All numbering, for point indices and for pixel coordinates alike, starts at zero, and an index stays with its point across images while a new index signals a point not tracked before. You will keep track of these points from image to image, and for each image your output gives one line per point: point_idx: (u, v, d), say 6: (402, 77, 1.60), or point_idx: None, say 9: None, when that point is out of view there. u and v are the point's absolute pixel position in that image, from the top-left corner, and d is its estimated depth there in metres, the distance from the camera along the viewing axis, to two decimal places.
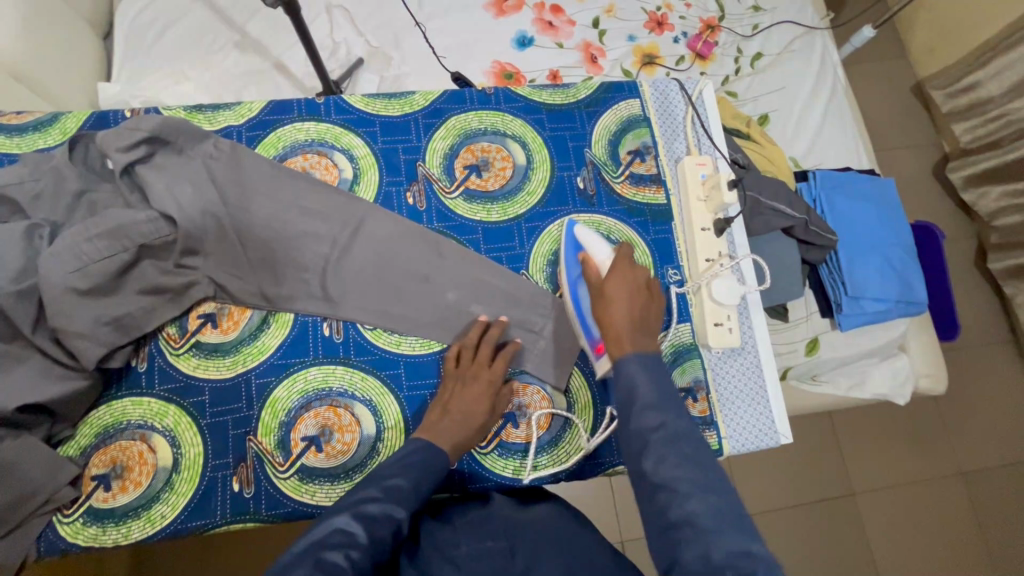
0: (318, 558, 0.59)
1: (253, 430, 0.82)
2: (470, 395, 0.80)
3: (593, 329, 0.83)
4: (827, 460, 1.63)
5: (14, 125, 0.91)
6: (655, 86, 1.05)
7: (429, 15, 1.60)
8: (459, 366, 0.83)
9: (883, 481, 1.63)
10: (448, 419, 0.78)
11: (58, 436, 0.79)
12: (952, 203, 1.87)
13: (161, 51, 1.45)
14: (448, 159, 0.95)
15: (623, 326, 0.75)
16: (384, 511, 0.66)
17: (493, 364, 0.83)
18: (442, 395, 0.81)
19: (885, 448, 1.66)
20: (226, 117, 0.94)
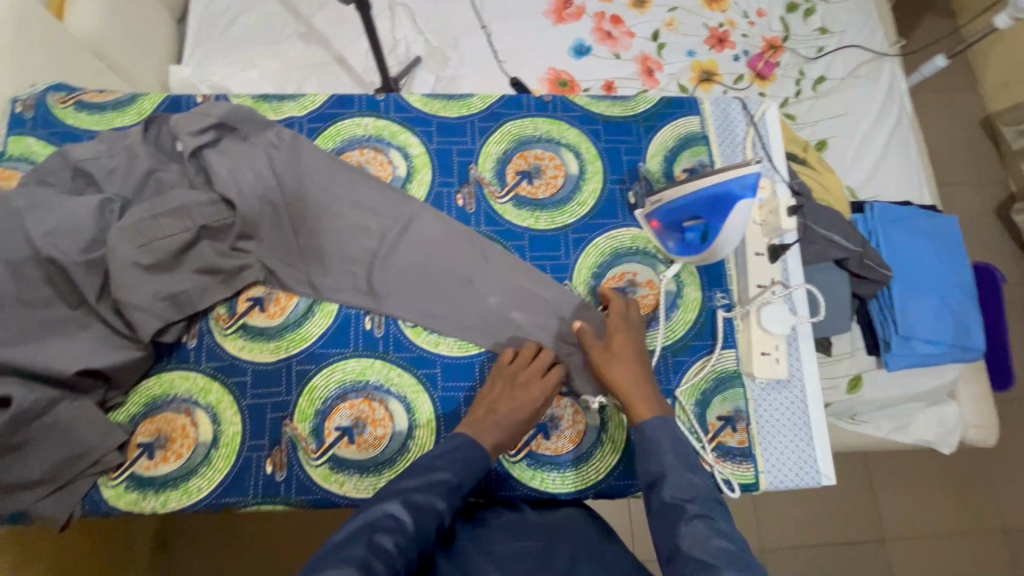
0: (371, 540, 0.62)
1: (289, 415, 0.84)
2: (520, 399, 0.79)
3: (662, 219, 0.87)
4: (859, 502, 1.56)
5: (95, 102, 0.96)
6: (716, 103, 1.02)
7: (491, 18, 1.61)
8: (513, 366, 0.82)
9: (918, 533, 1.55)
10: (498, 420, 0.77)
11: (110, 402, 0.82)
12: (1017, 247, 1.77)
13: (231, 39, 1.51)
14: (500, 164, 0.95)
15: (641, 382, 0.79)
16: (429, 502, 0.68)
17: (545, 376, 0.82)
18: (489, 393, 0.80)
19: (924, 498, 1.58)
20: (290, 107, 0.96)
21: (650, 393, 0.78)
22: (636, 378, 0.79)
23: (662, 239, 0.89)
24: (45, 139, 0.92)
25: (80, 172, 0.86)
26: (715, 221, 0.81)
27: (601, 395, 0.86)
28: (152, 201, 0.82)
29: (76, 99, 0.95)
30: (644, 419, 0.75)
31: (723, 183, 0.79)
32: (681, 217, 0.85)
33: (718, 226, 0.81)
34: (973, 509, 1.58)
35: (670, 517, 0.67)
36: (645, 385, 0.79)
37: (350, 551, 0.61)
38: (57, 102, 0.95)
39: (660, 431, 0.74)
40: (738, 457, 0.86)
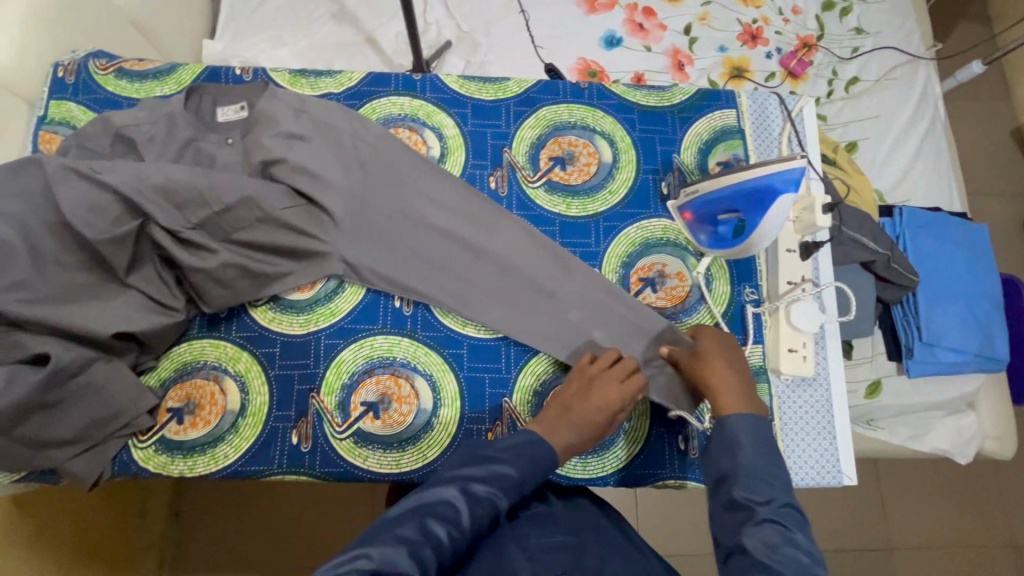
0: (423, 524, 0.59)
1: (316, 388, 0.85)
2: (598, 401, 0.78)
3: (695, 211, 0.88)
4: (870, 509, 1.55)
5: (135, 71, 0.96)
6: (754, 97, 1.01)
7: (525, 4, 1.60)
8: (591, 370, 0.81)
9: (928, 542, 1.55)
10: (574, 419, 0.76)
11: (143, 365, 0.83)
12: None
13: (263, 16, 1.51)
14: (534, 149, 0.95)
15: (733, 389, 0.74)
16: (489, 496, 0.64)
17: (624, 380, 0.80)
18: (564, 395, 0.80)
19: (935, 507, 1.57)
20: (327, 83, 0.97)
21: (741, 389, 0.74)
22: (727, 374, 0.76)
23: (697, 231, 0.89)
24: (86, 104, 0.93)
25: (121, 139, 0.88)
26: (752, 215, 0.80)
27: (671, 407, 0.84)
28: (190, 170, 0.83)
29: (117, 66, 0.96)
30: (730, 412, 0.71)
31: (765, 177, 0.78)
32: (719, 209, 0.84)
33: (755, 223, 0.80)
34: (985, 521, 1.57)
35: (721, 512, 0.64)
36: (733, 383, 0.74)
37: (402, 531, 0.58)
38: (98, 68, 0.95)
39: (740, 427, 0.69)
40: None
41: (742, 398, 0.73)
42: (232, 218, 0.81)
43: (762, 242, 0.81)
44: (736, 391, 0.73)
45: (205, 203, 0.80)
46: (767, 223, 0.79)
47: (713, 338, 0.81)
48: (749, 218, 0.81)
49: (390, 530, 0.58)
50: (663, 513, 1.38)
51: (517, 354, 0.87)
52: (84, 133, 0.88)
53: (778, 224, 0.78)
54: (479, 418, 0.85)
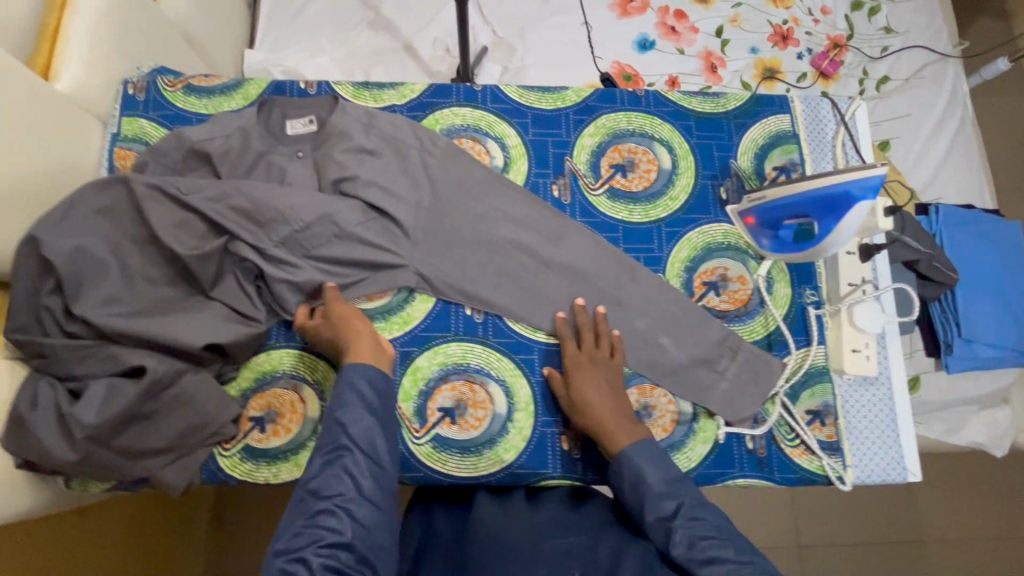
0: (282, 542, 0.61)
1: (394, 394, 0.87)
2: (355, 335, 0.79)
3: (761, 219, 0.89)
4: (900, 512, 1.57)
5: (202, 86, 0.98)
6: (807, 102, 1.02)
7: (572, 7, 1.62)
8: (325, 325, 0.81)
9: (957, 543, 1.56)
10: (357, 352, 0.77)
11: (225, 375, 0.86)
12: None
13: (302, 25, 1.53)
14: (595, 157, 0.97)
15: (610, 418, 0.80)
16: (321, 468, 0.67)
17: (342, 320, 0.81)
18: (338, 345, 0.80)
19: (964, 508, 1.58)
20: (390, 95, 0.98)
21: (615, 414, 0.80)
22: (608, 406, 0.81)
23: (762, 234, 0.90)
24: (157, 121, 0.95)
25: (195, 153, 0.90)
26: (825, 221, 0.81)
27: (692, 416, 0.88)
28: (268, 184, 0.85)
29: (185, 82, 0.98)
30: (621, 446, 0.78)
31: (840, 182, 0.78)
32: (789, 214, 0.85)
33: (829, 228, 0.81)
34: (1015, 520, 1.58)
35: None
36: (615, 417, 0.80)
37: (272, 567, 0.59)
38: (167, 85, 0.97)
39: (632, 457, 0.77)
40: (826, 451, 0.88)
41: (629, 426, 0.80)
42: (310, 235, 0.85)
43: (832, 246, 0.82)
44: (621, 421, 0.80)
45: (287, 221, 0.84)
46: (840, 227, 0.80)
47: (586, 370, 0.84)
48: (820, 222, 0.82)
49: (273, 563, 0.59)
50: None
51: None
52: (157, 148, 0.90)
53: (853, 229, 0.80)
54: (553, 420, 0.87)
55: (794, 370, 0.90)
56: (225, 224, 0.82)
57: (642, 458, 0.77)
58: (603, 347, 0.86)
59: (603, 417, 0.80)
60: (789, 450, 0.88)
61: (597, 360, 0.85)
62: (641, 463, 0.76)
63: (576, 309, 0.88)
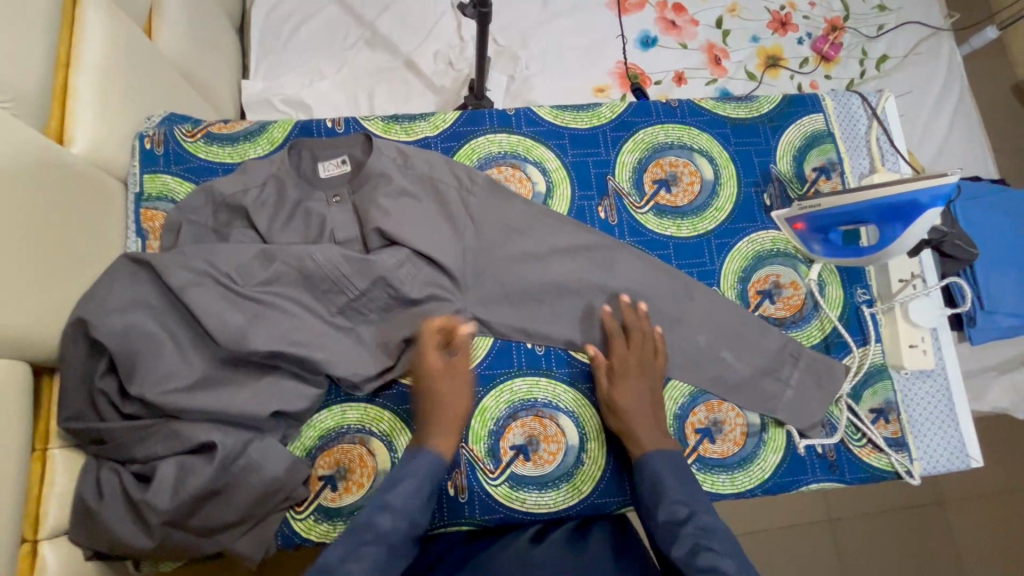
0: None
1: (464, 438, 0.85)
2: (430, 395, 0.80)
3: (815, 228, 0.90)
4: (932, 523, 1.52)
5: (224, 133, 0.93)
6: (838, 99, 1.03)
7: (571, 7, 1.59)
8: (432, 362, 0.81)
9: (995, 546, 1.51)
10: (439, 419, 0.79)
11: (289, 437, 0.83)
12: None
13: (297, 47, 1.46)
14: (637, 174, 0.95)
15: (648, 423, 0.81)
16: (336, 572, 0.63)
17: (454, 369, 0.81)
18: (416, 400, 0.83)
19: (998, 508, 1.54)
20: (422, 127, 0.95)
21: (653, 422, 0.81)
22: (647, 413, 0.81)
23: (808, 229, 0.91)
24: (180, 174, 0.91)
25: (229, 207, 0.87)
26: (888, 229, 0.81)
27: (762, 426, 0.89)
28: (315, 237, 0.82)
29: (204, 131, 0.93)
30: (650, 450, 0.78)
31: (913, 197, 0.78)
32: (845, 220, 0.86)
33: (891, 237, 0.82)
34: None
35: None
36: (648, 423, 0.80)
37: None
38: (186, 135, 0.93)
39: (659, 462, 0.77)
40: (893, 448, 0.89)
41: (658, 434, 0.80)
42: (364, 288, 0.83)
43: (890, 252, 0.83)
44: (655, 430, 0.80)
45: (342, 290, 0.83)
46: (903, 240, 0.81)
47: (633, 373, 0.83)
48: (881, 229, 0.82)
49: None
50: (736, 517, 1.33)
51: None
52: (188, 204, 0.87)
53: (917, 238, 0.80)
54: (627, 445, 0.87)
55: (856, 370, 0.91)
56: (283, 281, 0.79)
57: (666, 467, 0.77)
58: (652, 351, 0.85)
59: (642, 420, 0.81)
60: (857, 450, 0.89)
61: (644, 365, 0.84)
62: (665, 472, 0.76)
63: (625, 306, 0.87)
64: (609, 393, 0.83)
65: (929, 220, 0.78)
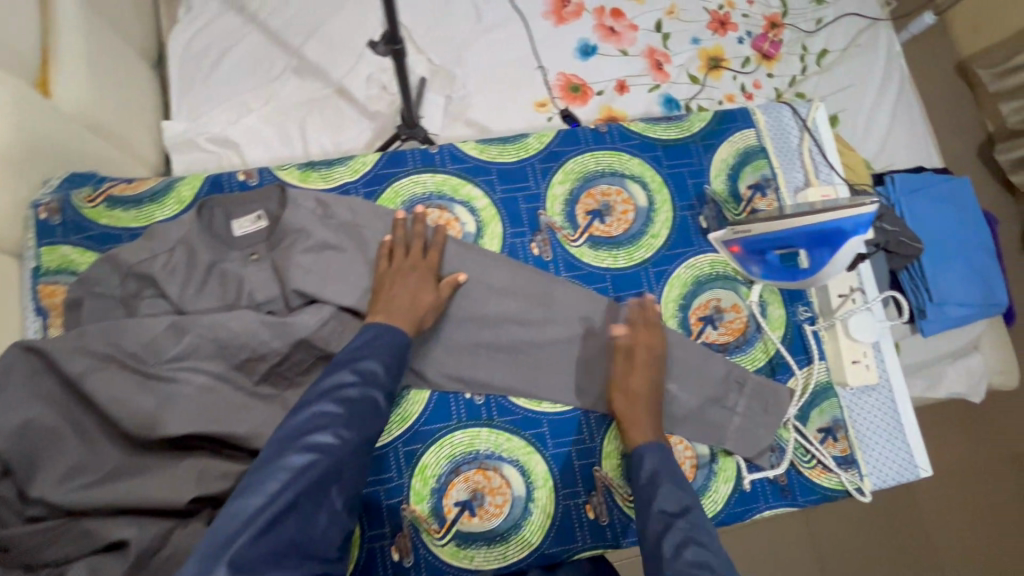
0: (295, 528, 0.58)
1: (406, 499, 0.82)
2: (411, 284, 0.80)
3: (751, 258, 0.88)
4: (904, 520, 1.51)
5: (127, 196, 0.88)
6: (768, 113, 1.01)
7: (507, 19, 1.54)
8: (393, 260, 0.82)
9: (964, 531, 1.52)
10: (405, 302, 0.79)
11: None
12: (997, 183, 1.75)
13: (220, 81, 1.40)
14: (569, 206, 0.92)
15: (648, 413, 0.80)
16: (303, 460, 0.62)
17: (426, 257, 0.83)
18: (385, 280, 0.81)
19: (965, 498, 1.55)
20: (341, 173, 0.91)
21: (651, 418, 0.80)
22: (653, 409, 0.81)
23: (745, 258, 0.89)
24: (81, 245, 0.86)
25: (136, 276, 0.81)
26: (821, 254, 0.82)
27: (711, 456, 0.88)
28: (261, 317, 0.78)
29: (105, 194, 0.88)
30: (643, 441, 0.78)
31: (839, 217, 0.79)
32: (778, 247, 0.85)
33: (826, 261, 0.82)
34: (1015, 493, 1.56)
35: None
36: (652, 414, 0.80)
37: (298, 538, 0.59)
38: (85, 201, 0.87)
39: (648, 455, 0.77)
40: (843, 466, 0.89)
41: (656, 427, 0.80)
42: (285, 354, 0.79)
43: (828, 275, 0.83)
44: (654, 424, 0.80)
45: (263, 357, 0.78)
46: (837, 261, 0.81)
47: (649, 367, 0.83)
48: (814, 253, 0.83)
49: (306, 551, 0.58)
50: None
51: (598, 420, 0.87)
52: (90, 276, 0.81)
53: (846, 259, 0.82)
54: (574, 490, 0.84)
55: (801, 391, 0.90)
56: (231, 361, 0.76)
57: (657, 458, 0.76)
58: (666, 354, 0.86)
59: (641, 413, 0.80)
60: (807, 472, 0.88)
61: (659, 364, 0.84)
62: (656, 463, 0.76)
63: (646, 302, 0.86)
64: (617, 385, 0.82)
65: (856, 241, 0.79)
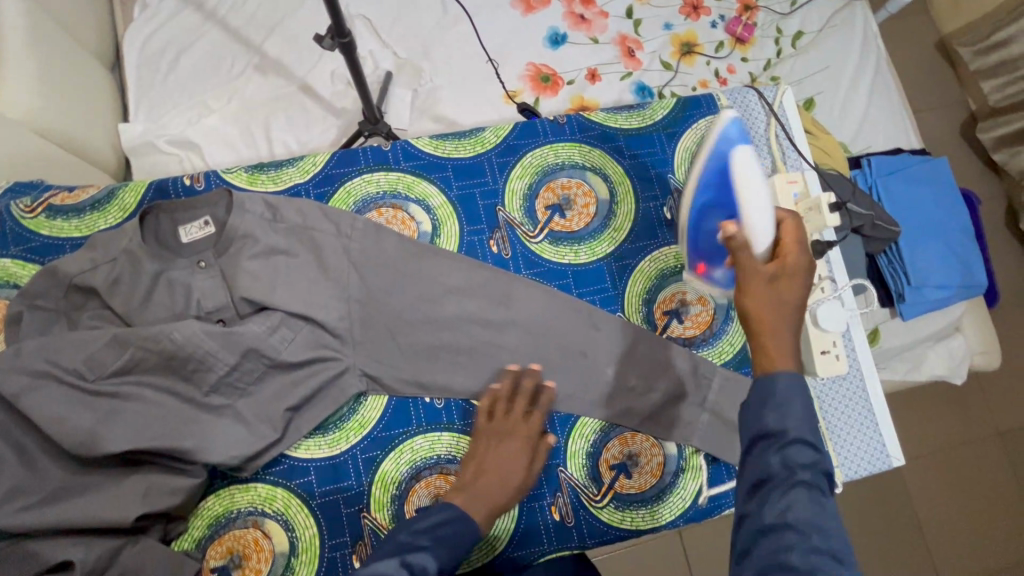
0: None
1: (366, 507, 0.80)
2: (505, 454, 0.76)
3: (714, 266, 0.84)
4: (893, 502, 1.50)
5: (69, 205, 0.85)
6: (732, 99, 0.99)
7: (474, 9, 1.51)
8: (493, 421, 0.79)
9: (951, 515, 1.51)
10: (489, 476, 0.74)
11: (173, 532, 0.76)
12: (980, 162, 1.72)
13: (179, 81, 1.36)
14: (528, 201, 0.90)
15: (783, 336, 0.62)
16: None
17: (528, 420, 0.79)
18: (484, 439, 0.78)
19: (954, 476, 1.53)
20: (291, 174, 0.89)
21: (788, 344, 0.62)
22: (786, 322, 0.62)
23: (716, 267, 0.83)
24: (22, 257, 0.82)
25: (78, 287, 0.79)
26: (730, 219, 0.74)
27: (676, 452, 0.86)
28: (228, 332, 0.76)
29: (46, 204, 0.84)
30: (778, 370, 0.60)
31: (715, 151, 0.79)
32: (710, 228, 0.80)
33: (738, 205, 0.72)
34: (1001, 470, 1.55)
35: None
36: (782, 332, 0.62)
37: None
38: (25, 211, 0.84)
39: (790, 388, 0.58)
40: None
41: (789, 355, 0.61)
42: (235, 366, 0.77)
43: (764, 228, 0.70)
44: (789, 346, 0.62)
45: (210, 367, 0.76)
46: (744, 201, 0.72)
47: (765, 277, 0.65)
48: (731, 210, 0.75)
49: None
50: (716, 543, 1.22)
51: (562, 421, 0.86)
52: (29, 289, 0.78)
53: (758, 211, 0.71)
54: (539, 492, 0.83)
55: None
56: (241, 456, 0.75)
57: (800, 398, 0.57)
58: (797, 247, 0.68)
59: (774, 334, 0.62)
60: None
61: (786, 266, 0.66)
62: (792, 398, 0.57)
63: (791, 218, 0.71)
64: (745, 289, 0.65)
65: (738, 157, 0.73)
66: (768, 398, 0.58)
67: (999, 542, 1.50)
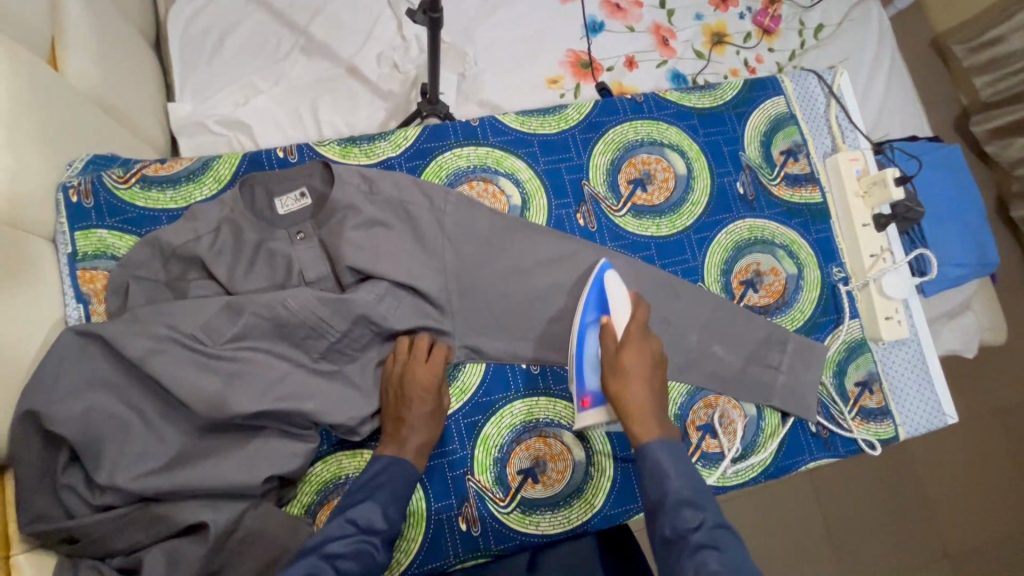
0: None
1: (470, 469, 0.83)
2: (415, 402, 0.77)
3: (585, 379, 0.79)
4: (902, 479, 1.56)
5: (162, 176, 0.86)
6: (794, 81, 1.04)
7: None
8: (395, 374, 0.79)
9: (956, 489, 1.57)
10: (407, 426, 0.77)
11: (285, 497, 0.77)
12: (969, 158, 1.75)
13: (224, 61, 1.35)
14: (611, 175, 0.94)
15: (651, 409, 0.72)
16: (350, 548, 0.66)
17: (429, 361, 0.79)
18: (391, 387, 0.79)
19: (954, 454, 1.60)
20: (383, 147, 0.90)
21: (654, 412, 0.73)
22: (645, 394, 0.73)
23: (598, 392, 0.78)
24: (119, 227, 0.84)
25: (179, 258, 0.79)
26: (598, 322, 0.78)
27: (753, 412, 0.91)
28: (339, 301, 0.77)
29: (139, 174, 0.85)
30: (650, 441, 0.71)
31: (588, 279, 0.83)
32: (591, 351, 0.79)
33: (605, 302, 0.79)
34: (1002, 446, 1.62)
35: None
36: (653, 411, 0.73)
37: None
38: (118, 181, 0.84)
39: (661, 453, 0.70)
40: (879, 416, 0.94)
41: (659, 423, 0.72)
42: (347, 334, 0.78)
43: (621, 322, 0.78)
44: (653, 411, 0.73)
45: (323, 334, 0.77)
46: (613, 296, 0.79)
47: (622, 367, 0.74)
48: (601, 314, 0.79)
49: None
50: None
51: None
52: (130, 260, 0.78)
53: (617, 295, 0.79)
54: (630, 453, 0.86)
55: (837, 348, 0.94)
56: (343, 424, 0.76)
57: (668, 457, 0.69)
58: (640, 330, 0.76)
59: (645, 410, 0.72)
60: (849, 424, 0.92)
61: (639, 348, 0.75)
62: (664, 462, 0.69)
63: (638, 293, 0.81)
64: (612, 382, 0.74)
65: (606, 273, 0.80)
66: (646, 466, 0.70)
67: (1000, 514, 1.57)
